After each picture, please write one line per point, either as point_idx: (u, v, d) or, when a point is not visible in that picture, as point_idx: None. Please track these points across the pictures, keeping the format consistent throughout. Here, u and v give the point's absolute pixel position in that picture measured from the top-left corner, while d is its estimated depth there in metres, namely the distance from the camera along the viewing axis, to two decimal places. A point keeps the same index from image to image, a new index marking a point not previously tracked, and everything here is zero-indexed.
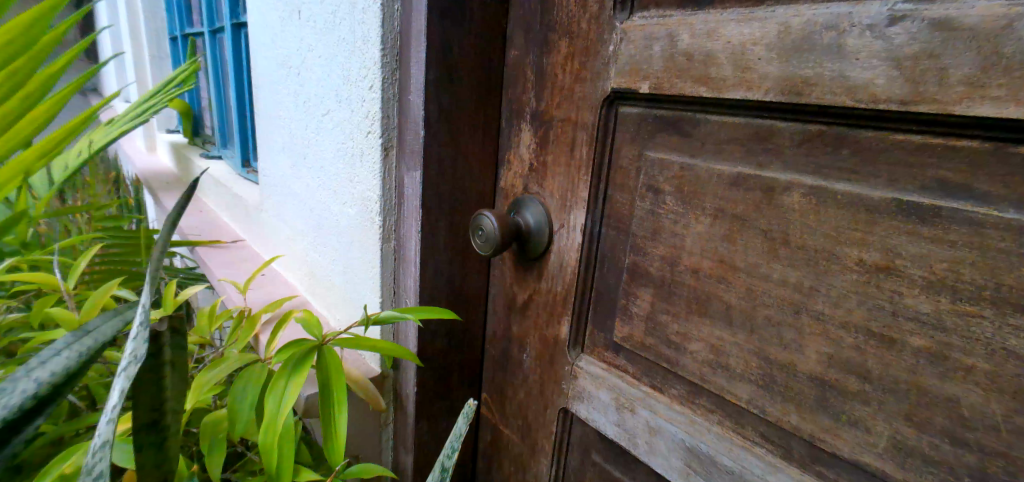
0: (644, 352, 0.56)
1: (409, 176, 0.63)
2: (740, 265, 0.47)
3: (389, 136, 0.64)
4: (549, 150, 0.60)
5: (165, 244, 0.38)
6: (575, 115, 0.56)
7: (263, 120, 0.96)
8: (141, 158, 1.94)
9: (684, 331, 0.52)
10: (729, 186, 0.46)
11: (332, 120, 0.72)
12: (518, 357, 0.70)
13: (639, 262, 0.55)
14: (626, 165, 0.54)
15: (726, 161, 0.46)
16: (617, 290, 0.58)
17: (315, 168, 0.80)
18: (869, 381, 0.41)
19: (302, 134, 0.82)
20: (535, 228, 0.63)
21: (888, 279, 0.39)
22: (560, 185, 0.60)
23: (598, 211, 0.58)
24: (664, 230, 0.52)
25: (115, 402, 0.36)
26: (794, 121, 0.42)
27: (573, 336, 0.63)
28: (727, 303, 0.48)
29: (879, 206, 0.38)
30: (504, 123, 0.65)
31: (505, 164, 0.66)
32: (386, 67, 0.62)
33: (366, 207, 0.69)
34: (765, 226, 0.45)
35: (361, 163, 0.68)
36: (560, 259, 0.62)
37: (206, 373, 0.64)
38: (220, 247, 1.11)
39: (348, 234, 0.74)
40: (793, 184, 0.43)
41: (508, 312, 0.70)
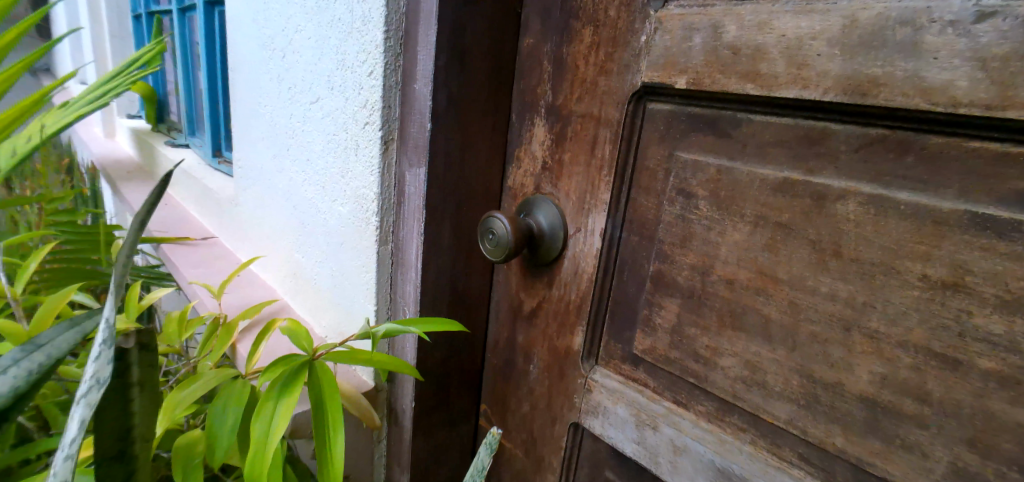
0: (667, 366, 0.52)
1: (411, 172, 0.57)
2: (783, 277, 0.43)
3: (391, 128, 0.58)
4: (565, 147, 0.56)
5: (129, 249, 0.34)
6: (597, 111, 0.52)
7: (241, 106, 0.89)
8: (96, 144, 1.80)
9: (715, 346, 0.48)
10: (773, 192, 0.43)
11: (322, 108, 0.66)
12: (523, 368, 0.66)
13: (665, 271, 0.51)
14: (652, 166, 0.50)
15: (769, 164, 0.43)
16: (638, 299, 0.54)
17: (301, 161, 0.73)
18: (928, 403, 0.38)
19: (285, 124, 0.75)
20: (549, 232, 0.58)
21: (954, 297, 0.36)
22: (577, 187, 0.55)
23: (619, 215, 0.54)
24: (696, 237, 0.48)
25: (75, 432, 0.32)
26: (852, 124, 0.39)
27: (587, 348, 0.59)
28: (766, 317, 0.45)
29: (950, 219, 0.36)
30: (515, 117, 0.60)
31: (514, 161, 0.61)
32: (389, 52, 0.56)
33: (361, 206, 0.63)
34: (814, 236, 0.41)
35: (356, 156, 0.62)
36: (575, 266, 0.57)
37: (180, 393, 0.57)
38: (189, 244, 1.03)
39: (339, 234, 0.68)
40: (848, 191, 0.39)
41: (513, 320, 0.66)
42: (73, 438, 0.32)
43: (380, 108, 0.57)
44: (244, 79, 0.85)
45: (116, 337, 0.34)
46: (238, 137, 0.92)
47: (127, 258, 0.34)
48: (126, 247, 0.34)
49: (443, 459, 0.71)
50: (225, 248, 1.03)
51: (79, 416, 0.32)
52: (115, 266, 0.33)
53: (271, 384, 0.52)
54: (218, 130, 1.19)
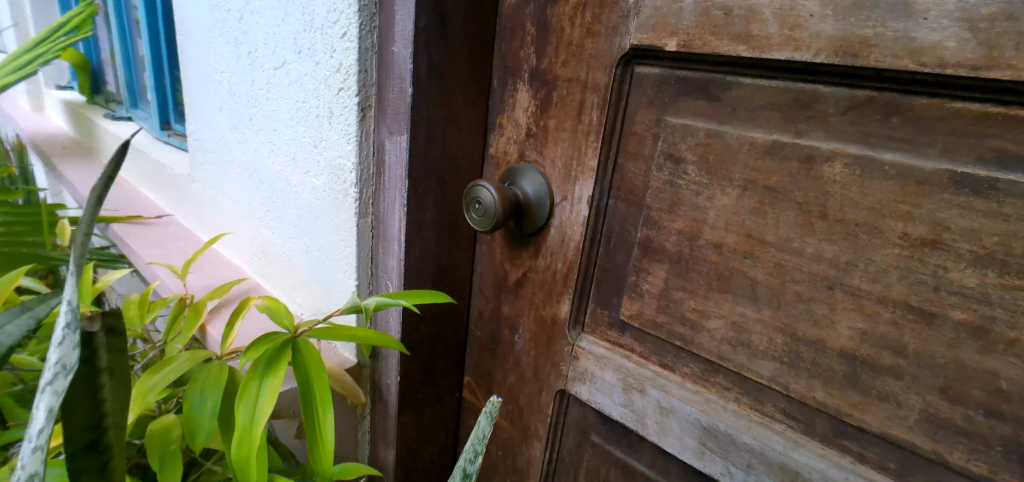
0: (654, 331, 0.53)
1: (391, 140, 0.55)
2: (770, 239, 0.44)
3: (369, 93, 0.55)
4: (551, 113, 0.55)
5: (89, 222, 0.31)
6: (584, 75, 0.51)
7: (192, 74, 0.83)
8: (26, 118, 1.66)
9: (701, 308, 0.49)
10: (762, 155, 0.43)
11: (289, 73, 0.62)
12: (508, 339, 0.66)
13: (653, 237, 0.51)
14: (641, 132, 0.50)
15: (760, 127, 0.43)
16: (626, 266, 0.54)
17: (267, 131, 0.69)
18: (904, 356, 0.40)
19: (246, 92, 0.71)
20: (535, 200, 0.57)
21: (932, 254, 0.37)
22: (564, 153, 0.55)
23: (606, 182, 0.53)
24: (684, 203, 0.48)
25: (42, 424, 0.29)
26: (842, 86, 0.39)
27: (574, 315, 0.59)
28: (752, 279, 0.46)
29: (932, 178, 0.37)
30: (496, 83, 0.58)
31: (496, 128, 0.60)
32: (364, 11, 0.52)
33: (337, 178, 0.60)
34: (801, 199, 0.42)
35: (330, 124, 0.58)
36: (562, 234, 0.57)
37: (151, 377, 0.54)
38: (142, 223, 0.97)
39: (313, 209, 0.65)
40: (836, 153, 0.40)
41: (497, 291, 0.65)
42: (40, 428, 0.29)
43: (356, 73, 0.54)
44: (196, 44, 0.79)
45: (81, 320, 0.31)
46: (191, 106, 0.86)
47: (86, 235, 0.31)
48: (83, 222, 0.31)
49: (428, 432, 0.71)
50: (183, 227, 0.97)
51: (46, 404, 0.29)
52: (74, 245, 0.30)
53: (253, 364, 0.49)
54: (166, 100, 1.11)
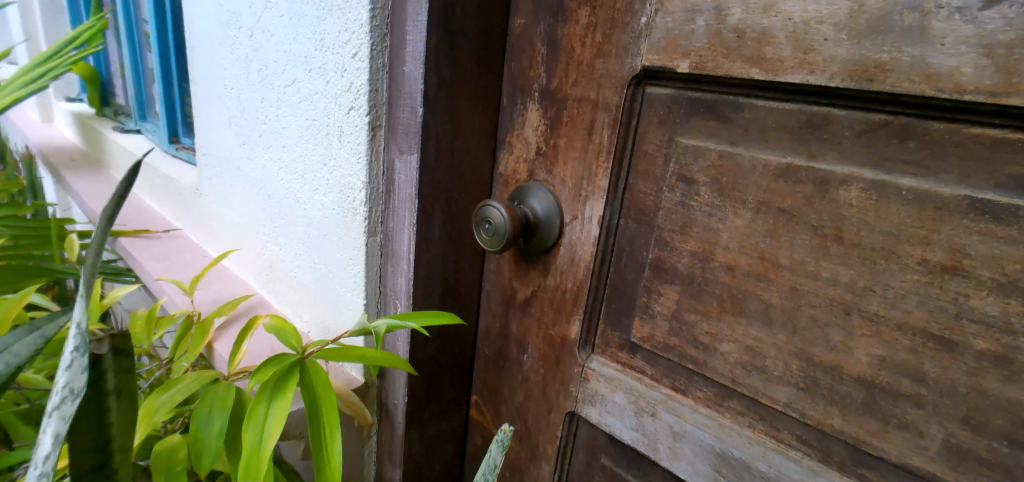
0: (666, 352, 0.52)
1: (401, 159, 0.54)
2: (785, 262, 0.44)
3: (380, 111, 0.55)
4: (561, 132, 0.54)
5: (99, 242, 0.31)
6: (594, 95, 0.51)
7: (201, 89, 0.83)
8: (35, 129, 1.67)
9: (714, 331, 0.49)
10: (775, 177, 0.43)
11: (298, 91, 0.62)
12: (517, 357, 0.65)
13: (664, 257, 0.51)
14: (652, 152, 0.50)
15: (773, 149, 0.43)
16: (636, 286, 0.54)
17: (276, 148, 0.69)
18: (924, 384, 0.39)
19: (256, 108, 0.71)
20: (544, 220, 0.57)
21: (952, 281, 0.37)
22: (574, 172, 0.54)
23: (617, 202, 0.53)
24: (696, 224, 0.48)
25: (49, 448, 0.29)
26: (856, 110, 0.39)
27: (584, 335, 0.58)
28: (766, 303, 0.45)
29: (950, 204, 0.36)
30: (505, 101, 0.58)
31: (505, 146, 0.60)
32: (375, 31, 0.52)
33: (346, 196, 0.59)
34: (817, 222, 0.41)
35: (339, 143, 0.58)
36: (571, 254, 0.57)
37: (158, 397, 0.54)
38: (150, 237, 0.97)
39: (322, 226, 0.64)
40: (852, 177, 0.39)
41: (506, 308, 0.65)
42: (47, 453, 0.29)
43: (366, 92, 0.53)
44: (205, 59, 0.80)
45: (89, 343, 0.30)
46: (200, 121, 0.86)
47: (97, 256, 0.31)
48: (95, 242, 0.31)
49: (435, 451, 0.70)
50: (190, 240, 0.98)
51: (52, 429, 0.29)
52: (84, 263, 0.30)
53: (261, 386, 0.49)
54: (174, 114, 1.11)
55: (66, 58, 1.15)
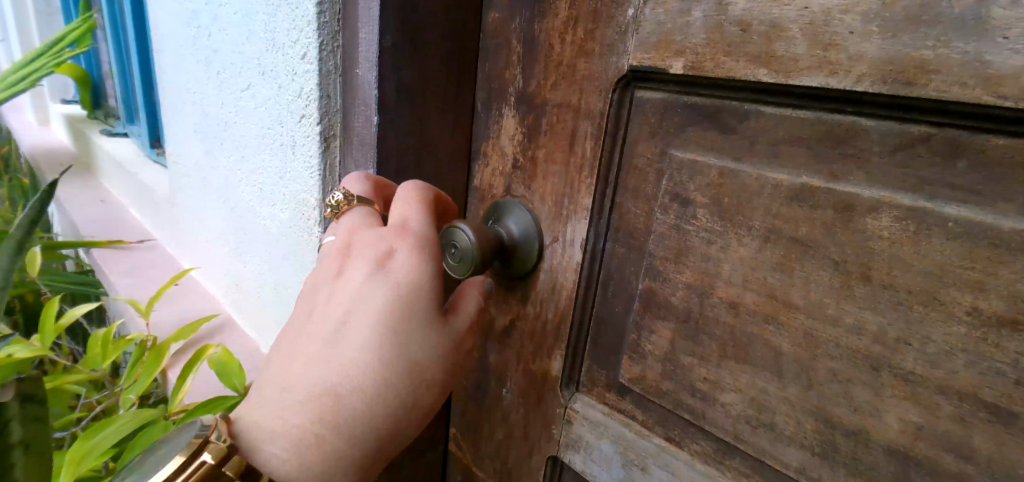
0: (658, 398, 0.45)
1: (357, 174, 0.48)
2: (798, 303, 0.36)
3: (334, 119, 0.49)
4: (540, 142, 0.48)
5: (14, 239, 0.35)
6: (576, 100, 0.44)
7: (170, 93, 0.78)
8: (33, 134, 1.67)
9: (714, 378, 0.41)
10: (787, 201, 0.35)
11: (254, 96, 0.57)
12: (496, 391, 0.58)
13: (657, 289, 0.43)
14: (642, 166, 0.42)
15: (785, 168, 0.35)
16: (625, 320, 0.46)
17: (236, 157, 0.64)
18: (973, 461, 0.31)
19: (218, 114, 0.66)
20: (521, 242, 0.50)
21: (1012, 338, 0.29)
22: (554, 188, 0.48)
23: (602, 224, 0.46)
24: (693, 252, 0.41)
25: None
26: (888, 120, 0.31)
27: (567, 372, 0.52)
28: (776, 350, 0.38)
29: (1013, 241, 0.28)
30: (480, 107, 0.51)
31: (480, 157, 0.53)
32: (324, 29, 0.46)
33: (300, 213, 0.53)
34: (838, 256, 0.34)
35: (293, 155, 0.52)
36: (552, 281, 0.50)
37: (91, 438, 0.50)
38: (124, 248, 0.97)
39: (281, 244, 0.59)
40: (882, 203, 0.32)
41: (484, 337, 0.58)
42: None
43: (316, 98, 0.47)
44: (172, 61, 0.75)
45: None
46: (171, 126, 0.81)
47: None
48: None
49: None
50: (163, 252, 0.96)
51: None
52: None
53: None
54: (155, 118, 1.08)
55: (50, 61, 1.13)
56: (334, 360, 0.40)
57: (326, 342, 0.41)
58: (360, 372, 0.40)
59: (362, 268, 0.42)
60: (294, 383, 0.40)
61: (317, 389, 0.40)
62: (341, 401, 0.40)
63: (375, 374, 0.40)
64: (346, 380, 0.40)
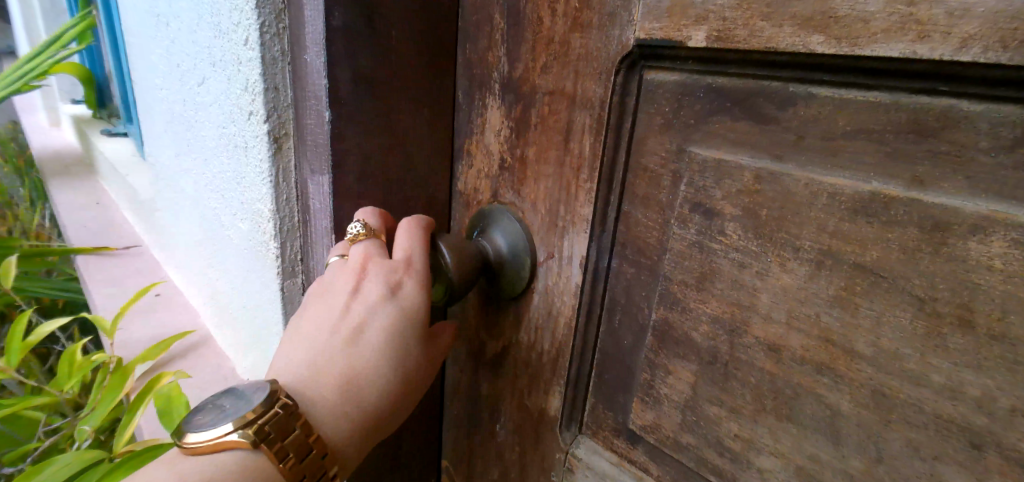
0: (677, 453, 0.37)
1: (313, 179, 0.42)
2: (863, 350, 0.27)
3: (286, 117, 0.42)
4: (529, 138, 0.39)
5: None
6: (570, 87, 0.36)
7: (143, 89, 0.72)
8: (46, 136, 1.66)
9: (747, 435, 0.33)
10: (847, 216, 0.26)
11: (208, 91, 0.50)
12: (489, 424, 0.51)
13: (674, 322, 0.35)
14: (654, 167, 0.34)
15: (844, 171, 0.26)
16: (635, 355, 0.38)
17: (200, 159, 0.58)
18: None
19: (181, 112, 0.60)
20: (510, 257, 0.42)
21: None
22: (547, 194, 0.39)
23: (606, 238, 0.37)
24: (719, 278, 0.32)
25: None
26: (1006, 101, 0.21)
27: (568, 410, 0.44)
28: (832, 408, 0.29)
29: None
30: (461, 97, 0.43)
31: (463, 156, 0.45)
32: (266, 7, 0.39)
33: (258, 225, 0.47)
34: (923, 293, 0.25)
35: (246, 157, 0.46)
36: (548, 303, 0.42)
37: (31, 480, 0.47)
38: (111, 254, 0.93)
39: (245, 259, 0.53)
40: (993, 221, 0.22)
41: (474, 363, 0.51)
42: None
43: (262, 91, 0.40)
44: (142, 55, 0.69)
45: None
46: (147, 126, 0.76)
47: None
48: None
49: None
50: (150, 259, 0.91)
51: None
52: None
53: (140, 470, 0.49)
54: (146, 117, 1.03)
55: (45, 65, 1.09)
56: (342, 372, 0.37)
57: (331, 355, 0.37)
58: (372, 384, 0.37)
59: (375, 285, 0.38)
60: (301, 385, 0.36)
61: (331, 391, 0.36)
62: (354, 407, 0.37)
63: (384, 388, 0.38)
64: (357, 391, 0.37)
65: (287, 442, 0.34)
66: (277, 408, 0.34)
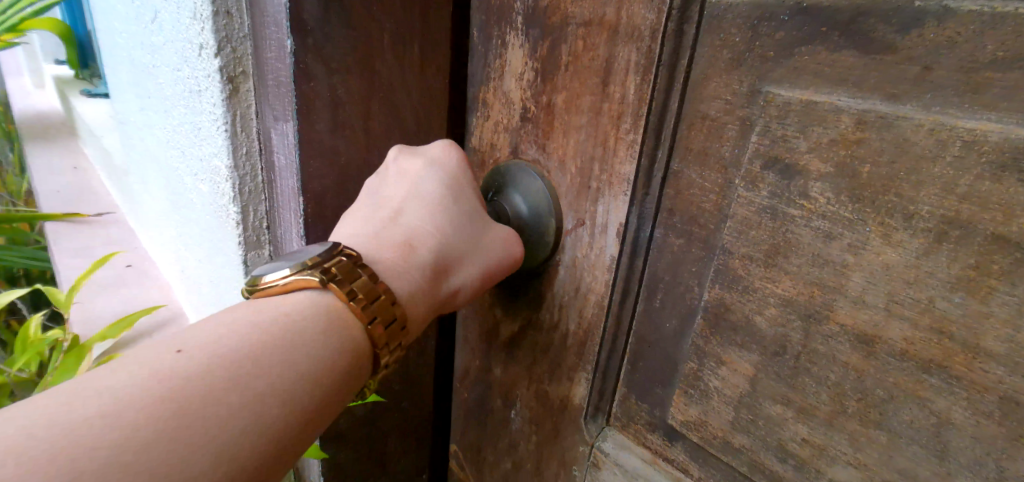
0: (726, 455, 0.32)
1: (276, 129, 0.36)
2: (992, 347, 0.21)
3: (240, 51, 0.37)
4: (558, 83, 0.33)
5: None
6: (612, 15, 0.29)
7: (104, 36, 0.66)
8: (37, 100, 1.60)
9: (819, 442, 0.27)
10: (987, 172, 0.20)
11: (159, 26, 0.44)
12: (503, 411, 0.46)
13: (732, 304, 0.29)
14: (715, 115, 0.27)
15: (987, 112, 0.19)
16: (679, 341, 0.32)
17: (159, 110, 0.52)
18: None
19: (138, 58, 0.53)
20: (530, 223, 0.37)
21: None
22: (578, 150, 0.33)
23: (649, 204, 0.31)
24: (794, 253, 0.26)
25: None
26: None
27: (594, 400, 0.38)
28: (939, 418, 0.23)
29: None
30: (476, 36, 0.37)
31: (478, 108, 0.39)
32: None
33: (216, 182, 0.42)
34: None
35: (200, 103, 0.40)
36: (575, 278, 0.36)
37: None
38: (82, 221, 0.89)
39: (206, 223, 0.48)
40: None
41: (487, 343, 0.45)
42: None
43: (209, 17, 0.35)
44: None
45: None
46: (112, 78, 0.70)
47: None
48: None
49: None
50: (125, 228, 0.87)
51: None
52: None
53: None
54: None
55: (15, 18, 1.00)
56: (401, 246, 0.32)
57: (386, 235, 0.33)
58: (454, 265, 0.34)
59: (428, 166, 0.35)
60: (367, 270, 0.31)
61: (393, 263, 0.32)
62: (412, 270, 0.32)
63: (464, 274, 0.34)
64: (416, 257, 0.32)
65: (356, 286, 0.28)
66: (341, 256, 0.29)
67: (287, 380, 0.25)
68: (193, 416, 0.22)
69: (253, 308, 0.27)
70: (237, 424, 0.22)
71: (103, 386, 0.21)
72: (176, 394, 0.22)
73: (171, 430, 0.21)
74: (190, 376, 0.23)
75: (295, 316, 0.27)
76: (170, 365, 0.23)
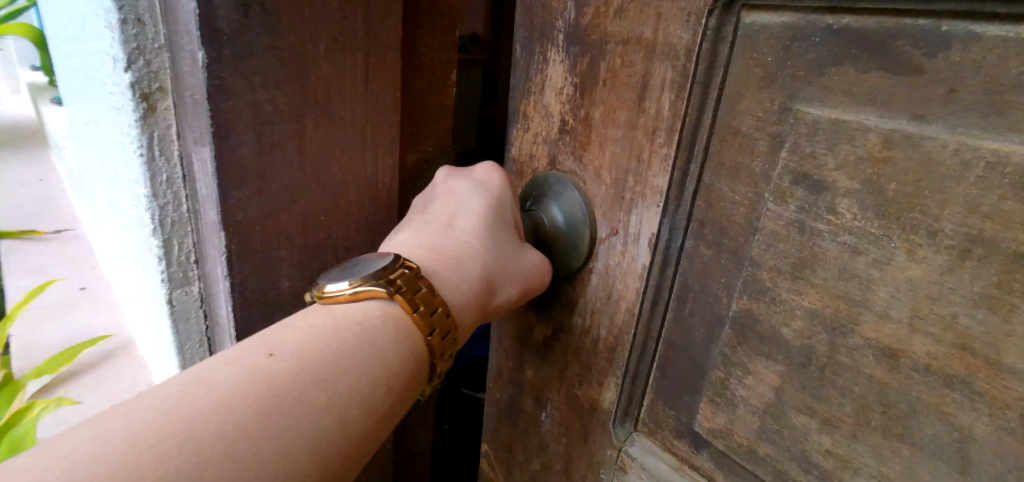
0: (751, 464, 0.32)
1: (198, 154, 0.38)
2: (1014, 364, 0.21)
3: (155, 65, 0.36)
4: (596, 98, 0.34)
5: None
6: (649, 34, 0.31)
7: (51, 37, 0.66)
8: None
9: (842, 454, 0.28)
10: (1009, 192, 0.20)
11: (81, 35, 0.43)
12: (534, 411, 0.48)
13: (759, 314, 0.29)
14: (747, 131, 0.28)
15: (1012, 134, 0.20)
16: (707, 349, 0.33)
17: (88, 120, 0.51)
18: None
19: (71, 64, 0.53)
20: (566, 233, 0.39)
21: None
22: (614, 162, 0.35)
23: (681, 215, 0.32)
24: (821, 266, 0.26)
25: None
26: None
27: (623, 405, 0.39)
28: (962, 433, 0.23)
29: None
30: (519, 51, 0.39)
31: (519, 119, 0.41)
32: None
33: (134, 203, 0.42)
34: None
35: (116, 121, 0.40)
36: (607, 284, 0.37)
37: None
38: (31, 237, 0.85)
39: (133, 240, 0.48)
40: None
41: (521, 345, 0.47)
42: None
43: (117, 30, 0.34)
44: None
45: None
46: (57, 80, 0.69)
47: None
48: None
49: None
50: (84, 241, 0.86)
51: None
52: None
53: None
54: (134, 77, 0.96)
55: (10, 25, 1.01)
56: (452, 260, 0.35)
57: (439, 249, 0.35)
58: (499, 281, 0.36)
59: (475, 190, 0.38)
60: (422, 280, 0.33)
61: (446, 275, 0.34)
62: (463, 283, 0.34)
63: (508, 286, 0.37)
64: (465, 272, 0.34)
65: (416, 297, 0.31)
66: (403, 268, 0.31)
67: (360, 386, 0.27)
68: (286, 415, 0.24)
69: (330, 316, 0.29)
70: (319, 421, 0.25)
71: (210, 385, 0.24)
72: (273, 394, 0.25)
73: (270, 426, 0.24)
74: (284, 378, 0.25)
75: (366, 326, 0.29)
76: (266, 368, 0.25)
